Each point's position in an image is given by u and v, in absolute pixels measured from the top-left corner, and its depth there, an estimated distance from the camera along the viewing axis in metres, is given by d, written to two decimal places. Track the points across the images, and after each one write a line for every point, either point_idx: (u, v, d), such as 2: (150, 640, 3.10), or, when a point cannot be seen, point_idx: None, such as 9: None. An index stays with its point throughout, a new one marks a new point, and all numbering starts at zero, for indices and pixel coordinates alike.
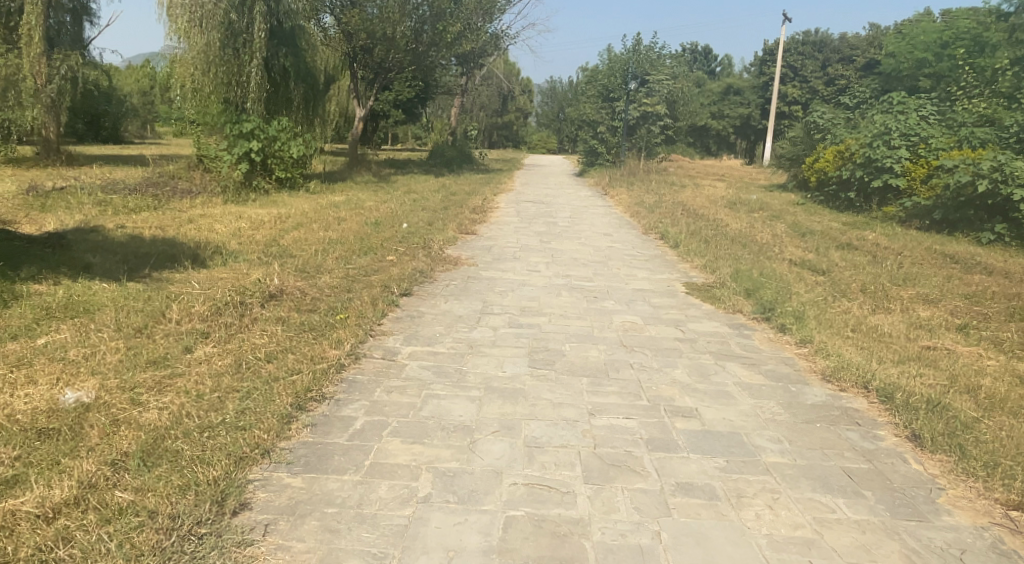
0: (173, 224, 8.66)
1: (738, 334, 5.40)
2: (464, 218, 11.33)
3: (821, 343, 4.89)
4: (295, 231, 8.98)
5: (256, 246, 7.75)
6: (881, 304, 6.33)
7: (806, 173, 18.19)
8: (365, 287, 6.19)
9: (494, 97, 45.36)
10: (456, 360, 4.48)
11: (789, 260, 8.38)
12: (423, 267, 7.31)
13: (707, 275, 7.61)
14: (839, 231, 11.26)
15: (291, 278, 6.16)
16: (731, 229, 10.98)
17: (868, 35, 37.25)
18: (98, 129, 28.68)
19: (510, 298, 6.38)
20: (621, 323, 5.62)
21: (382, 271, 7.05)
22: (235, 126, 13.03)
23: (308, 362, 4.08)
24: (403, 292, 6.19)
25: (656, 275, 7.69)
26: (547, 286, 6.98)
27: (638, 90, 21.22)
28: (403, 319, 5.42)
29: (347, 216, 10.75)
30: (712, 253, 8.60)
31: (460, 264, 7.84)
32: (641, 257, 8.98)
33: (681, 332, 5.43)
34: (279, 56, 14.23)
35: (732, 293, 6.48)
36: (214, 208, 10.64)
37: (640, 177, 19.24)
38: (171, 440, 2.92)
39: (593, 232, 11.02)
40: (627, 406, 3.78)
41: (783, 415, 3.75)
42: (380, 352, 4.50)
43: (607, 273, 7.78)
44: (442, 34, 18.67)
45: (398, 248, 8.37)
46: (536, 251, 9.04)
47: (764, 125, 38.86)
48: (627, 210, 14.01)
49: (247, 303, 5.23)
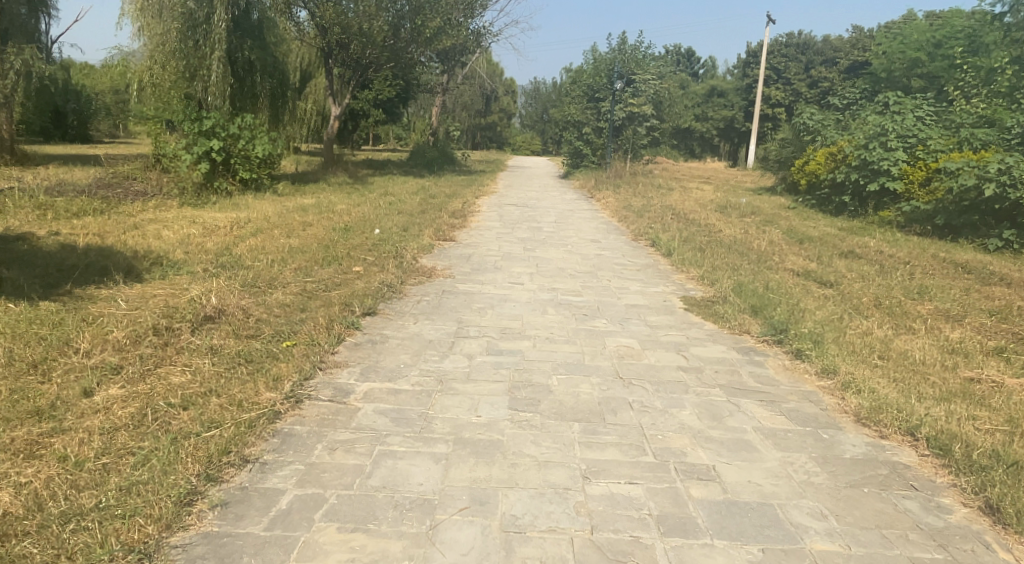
0: (114, 232, 7.84)
1: (749, 361, 4.69)
2: (440, 223, 10.56)
3: (848, 375, 4.19)
4: (252, 238, 8.19)
5: (204, 257, 6.95)
6: (902, 323, 5.67)
7: (796, 175, 17.63)
8: (322, 306, 5.40)
9: (477, 98, 44.57)
10: (421, 401, 3.72)
11: (792, 269, 7.71)
12: (391, 280, 6.54)
13: (705, 288, 6.93)
14: (838, 238, 10.62)
15: (234, 296, 5.38)
16: (725, 236, 10.29)
17: (851, 37, 36.77)
18: (64, 128, 27.62)
19: (489, 317, 5.63)
20: (616, 348, 4.89)
21: (345, 286, 6.26)
22: (195, 123, 12.15)
23: (235, 408, 3.32)
24: (366, 312, 5.40)
25: (650, 288, 7.00)
26: (530, 302, 6.23)
27: (624, 90, 20.36)
28: (363, 345, 4.64)
29: (315, 221, 9.96)
30: (709, 263, 7.93)
31: (434, 276, 7.08)
32: (631, 266, 8.25)
33: (684, 359, 4.70)
34: (243, 49, 13.39)
35: (737, 309, 5.78)
36: (168, 213, 9.82)
37: (626, 179, 18.62)
38: (15, 541, 2.18)
39: (579, 238, 10.28)
40: (628, 465, 3.04)
41: (821, 475, 3.03)
42: (328, 392, 3.72)
43: (596, 285, 7.07)
44: (422, 30, 17.89)
45: (366, 258, 7.60)
46: (518, 260, 8.29)
47: (749, 128, 38.29)
48: (615, 215, 13.31)
49: (174, 330, 4.45)
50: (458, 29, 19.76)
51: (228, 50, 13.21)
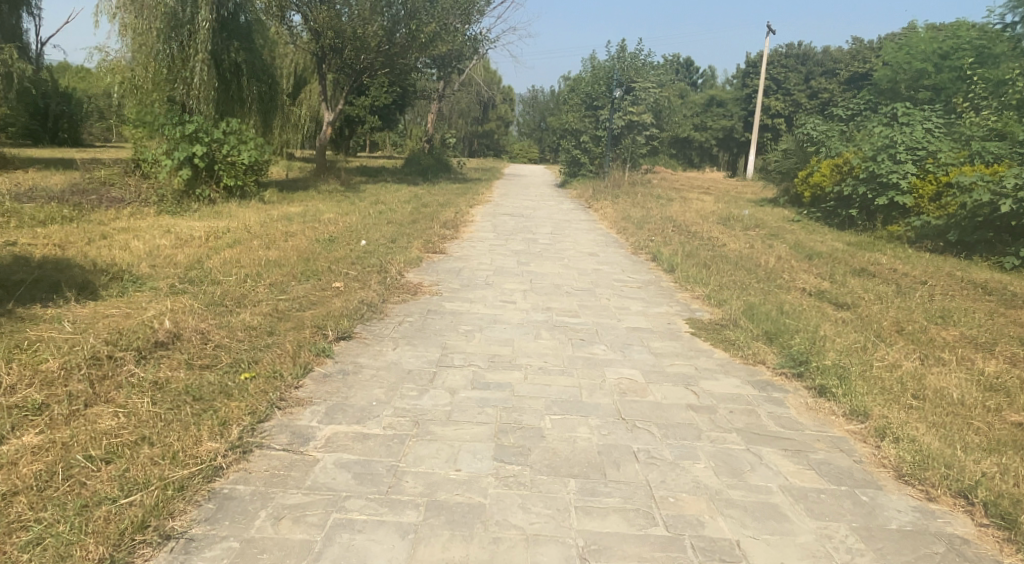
0: (79, 243, 7.33)
1: (767, 399, 4.18)
2: (431, 234, 10.06)
3: (883, 419, 3.69)
4: (228, 250, 7.68)
5: (171, 272, 6.45)
6: (931, 353, 5.15)
7: (799, 187, 17.16)
8: (292, 329, 4.89)
9: (475, 105, 44.23)
10: (392, 449, 3.20)
11: (804, 289, 7.21)
12: (372, 299, 6.02)
13: (713, 310, 6.43)
14: (848, 254, 10.13)
15: (194, 318, 4.86)
16: (729, 250, 9.80)
17: (851, 49, 36.45)
18: (54, 131, 27.13)
19: (476, 342, 5.10)
20: (617, 381, 4.37)
21: (321, 305, 5.74)
22: (177, 127, 11.67)
23: (166, 464, 2.81)
24: (340, 336, 4.88)
25: (652, 309, 6.49)
26: (522, 324, 5.71)
27: (622, 98, 19.98)
28: (333, 377, 4.11)
29: (298, 231, 9.46)
30: (715, 280, 7.43)
31: (419, 293, 6.56)
32: (631, 283, 7.75)
33: (694, 395, 4.19)
34: (230, 51, 12.89)
35: (749, 336, 5.27)
36: (143, 221, 9.32)
37: (625, 189, 18.18)
38: None
39: (576, 251, 9.78)
40: (634, 541, 2.53)
41: (865, 555, 2.54)
42: (284, 439, 3.19)
43: (594, 305, 6.57)
44: (417, 35, 17.39)
45: (349, 272, 7.09)
46: (511, 275, 7.78)
47: (748, 138, 38.00)
48: (614, 226, 12.81)
49: (117, 359, 3.93)
50: (455, 35, 19.28)
51: (213, 52, 12.71)
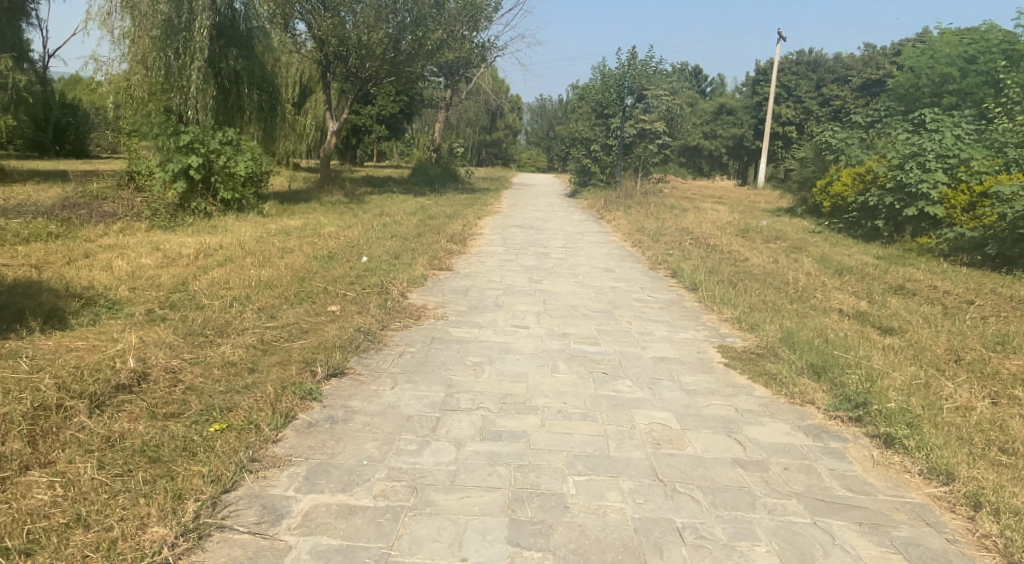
0: (58, 263, 6.80)
1: (825, 451, 3.59)
2: (436, 249, 9.50)
3: (973, 483, 3.09)
4: (217, 269, 7.15)
5: (153, 297, 5.91)
6: (1004, 389, 4.50)
7: (819, 197, 16.51)
8: (276, 366, 4.33)
9: (482, 114, 43.83)
10: (382, 528, 2.64)
11: (842, 312, 6.59)
12: (369, 325, 5.46)
13: (746, 336, 5.83)
14: (880, 269, 9.49)
15: (166, 353, 4.30)
16: (752, 266, 9.18)
17: (864, 55, 35.59)
18: (61, 143, 27.01)
19: (485, 378, 4.52)
20: (648, 428, 3.77)
21: (313, 334, 5.19)
22: (172, 138, 11.18)
23: (97, 559, 2.30)
24: (330, 373, 4.32)
25: (678, 335, 5.90)
26: (537, 355, 5.11)
27: (634, 106, 19.46)
28: (319, 428, 3.53)
29: (296, 247, 8.93)
30: (745, 301, 6.83)
31: (423, 317, 5.99)
32: (652, 304, 7.15)
33: (740, 445, 3.60)
34: (228, 58, 12.40)
35: (794, 369, 4.66)
36: (133, 237, 8.83)
37: (638, 199, 17.62)
38: None
39: (590, 267, 9.20)
40: None
41: None
42: (252, 516, 2.65)
43: (615, 330, 5.98)
44: (423, 43, 16.85)
45: (347, 294, 6.54)
46: (522, 295, 7.20)
47: (759, 146, 37.23)
48: (628, 239, 12.21)
49: (67, 408, 3.37)
50: (461, 42, 18.78)
51: (211, 59, 12.23)
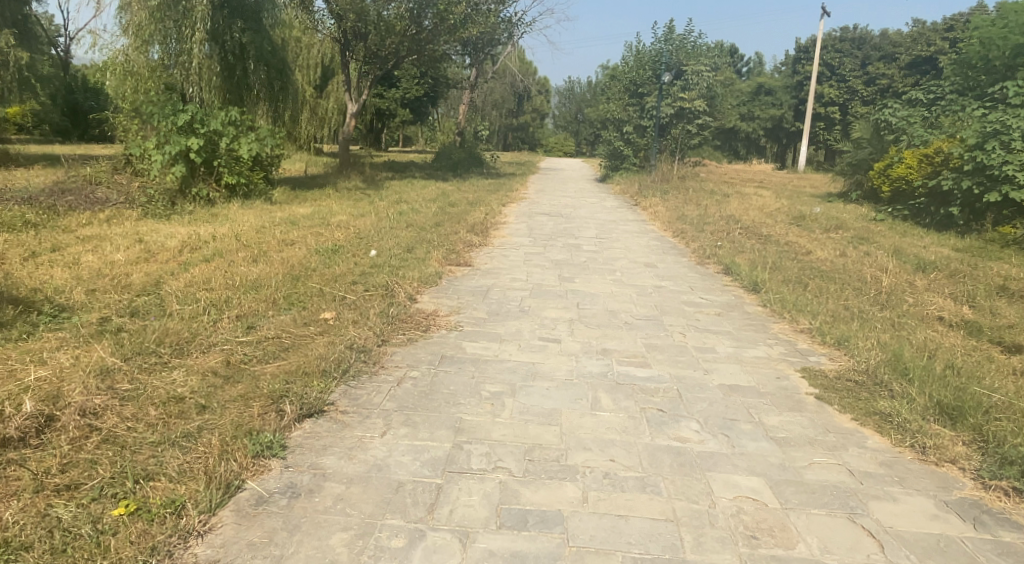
0: (15, 259, 5.89)
1: (999, 552, 2.49)
2: (455, 241, 8.45)
3: None
4: (201, 266, 6.17)
5: (112, 300, 4.96)
6: None
7: (876, 180, 15.12)
8: (236, 402, 3.30)
9: (507, 96, 42.59)
10: None
11: (947, 323, 5.39)
12: (366, 340, 4.41)
13: (834, 355, 4.68)
14: (966, 264, 8.20)
15: (91, 385, 3.31)
16: (818, 260, 7.98)
17: (913, 29, 33.17)
18: (85, 127, 26.26)
19: (506, 419, 3.44)
20: (736, 506, 2.70)
21: (295, 351, 4.16)
22: (170, 116, 10.23)
23: None
24: (304, 413, 3.28)
25: (748, 352, 4.78)
26: (572, 383, 4.02)
27: (671, 84, 18.14)
28: (270, 507, 2.50)
29: (297, 239, 7.96)
30: (822, 307, 5.68)
31: (433, 327, 4.95)
32: (707, 308, 6.02)
33: (872, 540, 2.52)
34: (233, 31, 11.45)
35: (918, 413, 3.52)
36: (120, 227, 7.95)
37: (675, 183, 16.40)
38: None
39: (629, 262, 8.10)
40: None
41: None
42: None
43: (669, 345, 4.87)
44: (446, 17, 15.69)
45: (346, 297, 5.51)
46: (552, 297, 6.12)
47: (799, 128, 35.31)
48: (668, 228, 11.04)
49: None
50: (487, 17, 17.54)
51: (214, 30, 11.29)
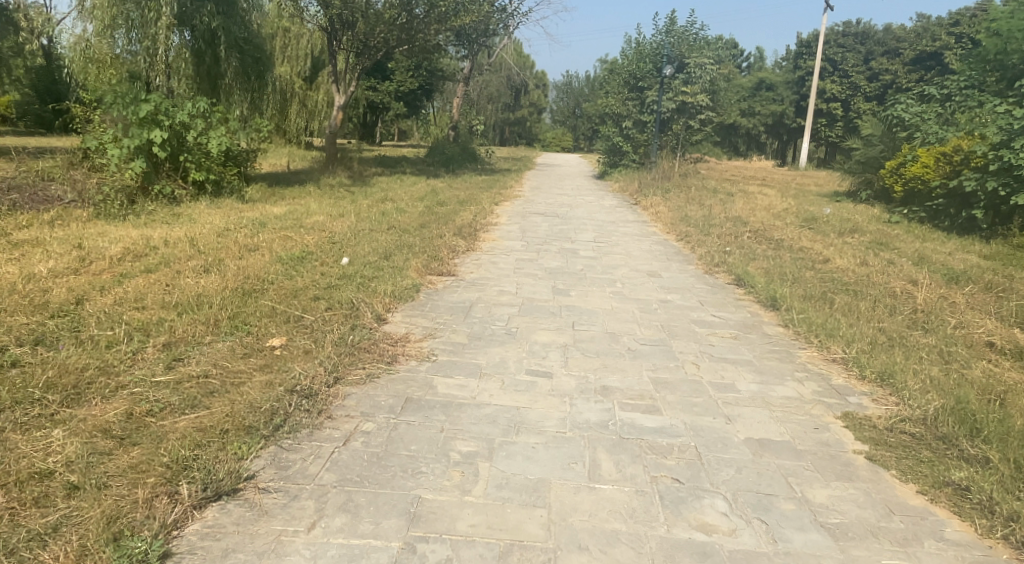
0: None
1: None
2: (438, 245, 7.66)
3: None
4: (140, 279, 5.35)
5: (15, 323, 4.14)
6: None
7: (889, 179, 14.35)
8: (121, 479, 2.52)
9: (502, 89, 41.76)
10: None
11: (1003, 355, 4.62)
12: (314, 379, 3.60)
13: (879, 396, 3.90)
14: (999, 274, 7.44)
15: None
16: (839, 270, 7.23)
17: (918, 24, 32.34)
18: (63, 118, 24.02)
19: (477, 496, 2.66)
20: None
21: (223, 396, 3.35)
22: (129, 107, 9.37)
23: None
24: (211, 496, 2.50)
25: (775, 391, 3.99)
26: (564, 437, 3.23)
27: (674, 78, 17.34)
28: None
29: (263, 243, 7.15)
30: (855, 331, 4.90)
31: (398, 358, 4.14)
32: (721, 330, 5.23)
33: None
34: (202, 14, 10.51)
35: (1007, 489, 2.76)
36: (63, 229, 7.12)
37: (677, 181, 15.65)
38: None
39: (630, 270, 7.33)
40: None
41: None
42: None
43: (680, 381, 4.07)
44: (437, 6, 14.82)
45: (300, 318, 4.70)
46: (544, 316, 5.32)
47: (800, 125, 34.47)
48: (671, 230, 10.29)
49: None
50: (480, 6, 16.64)
51: (181, 14, 10.37)
